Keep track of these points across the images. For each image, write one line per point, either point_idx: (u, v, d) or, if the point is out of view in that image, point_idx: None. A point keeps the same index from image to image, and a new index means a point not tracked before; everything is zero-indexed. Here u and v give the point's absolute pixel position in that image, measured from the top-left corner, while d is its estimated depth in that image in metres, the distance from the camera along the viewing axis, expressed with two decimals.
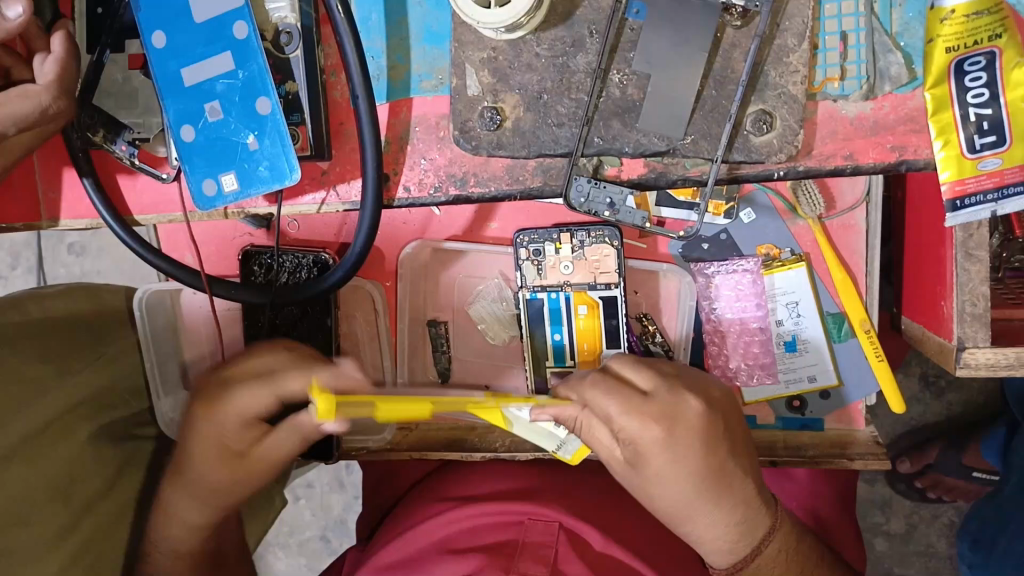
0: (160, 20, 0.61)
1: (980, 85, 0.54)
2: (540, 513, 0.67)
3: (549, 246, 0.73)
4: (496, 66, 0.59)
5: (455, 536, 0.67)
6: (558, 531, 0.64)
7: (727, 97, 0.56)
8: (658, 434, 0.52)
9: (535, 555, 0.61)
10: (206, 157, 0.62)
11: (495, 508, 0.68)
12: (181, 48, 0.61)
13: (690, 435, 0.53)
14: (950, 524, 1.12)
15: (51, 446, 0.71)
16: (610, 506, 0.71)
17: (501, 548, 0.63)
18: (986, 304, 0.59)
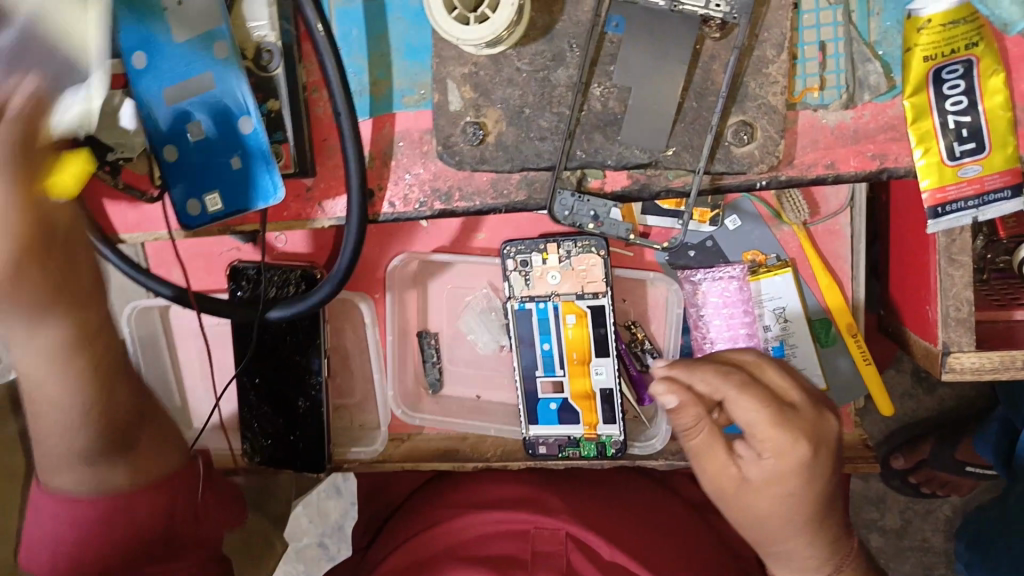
0: (137, 39, 0.60)
1: (959, 92, 0.55)
2: (545, 521, 0.68)
3: (536, 256, 0.73)
4: (477, 81, 0.59)
5: (465, 542, 0.69)
6: (565, 539, 0.67)
7: (708, 108, 0.56)
8: (801, 457, 0.50)
9: (546, 566, 0.64)
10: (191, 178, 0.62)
11: (502, 515, 0.70)
12: (161, 66, 0.60)
13: (819, 465, 0.51)
14: (946, 519, 1.12)
15: None
16: (611, 509, 0.72)
17: (511, 558, 0.65)
18: (970, 308, 0.60)
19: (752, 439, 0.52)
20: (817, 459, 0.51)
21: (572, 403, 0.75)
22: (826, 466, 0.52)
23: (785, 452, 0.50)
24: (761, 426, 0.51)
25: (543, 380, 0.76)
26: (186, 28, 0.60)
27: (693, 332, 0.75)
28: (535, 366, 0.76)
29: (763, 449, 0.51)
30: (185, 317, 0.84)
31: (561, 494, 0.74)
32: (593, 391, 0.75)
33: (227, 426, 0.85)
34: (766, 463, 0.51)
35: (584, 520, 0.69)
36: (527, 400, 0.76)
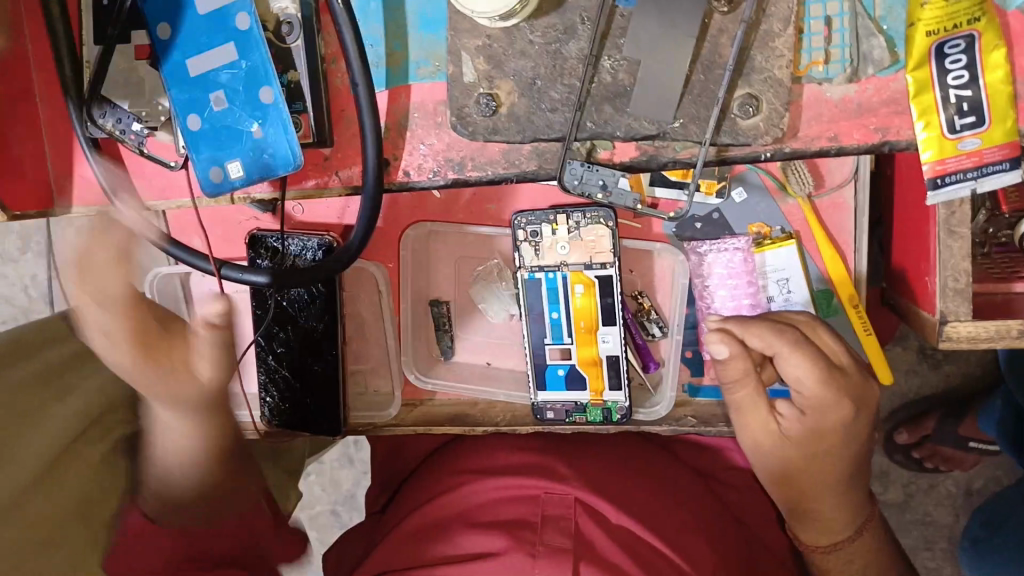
0: (165, 13, 0.63)
1: (960, 67, 0.56)
2: (555, 487, 0.70)
3: (546, 227, 0.75)
4: (491, 53, 0.61)
5: (477, 507, 0.71)
6: (574, 503, 0.68)
7: (715, 81, 0.58)
8: (839, 413, 0.62)
9: (557, 527, 0.65)
10: (213, 146, 0.64)
11: (514, 481, 0.72)
12: (187, 37, 0.63)
13: (854, 426, 0.63)
14: (948, 493, 1.14)
15: None
16: (618, 477, 0.74)
17: (524, 521, 0.67)
18: (968, 279, 0.61)
19: (800, 392, 0.63)
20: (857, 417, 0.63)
21: (580, 369, 0.77)
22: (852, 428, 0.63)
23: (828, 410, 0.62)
24: (808, 383, 0.62)
25: (552, 348, 0.78)
26: (210, 1, 0.62)
27: (698, 303, 0.77)
28: (543, 334, 0.77)
29: (813, 404, 0.62)
30: (206, 284, 0.86)
31: (571, 461, 0.75)
32: (600, 358, 0.77)
33: (247, 389, 0.85)
34: (812, 415, 0.63)
35: (594, 487, 0.71)
36: (536, 366, 0.78)
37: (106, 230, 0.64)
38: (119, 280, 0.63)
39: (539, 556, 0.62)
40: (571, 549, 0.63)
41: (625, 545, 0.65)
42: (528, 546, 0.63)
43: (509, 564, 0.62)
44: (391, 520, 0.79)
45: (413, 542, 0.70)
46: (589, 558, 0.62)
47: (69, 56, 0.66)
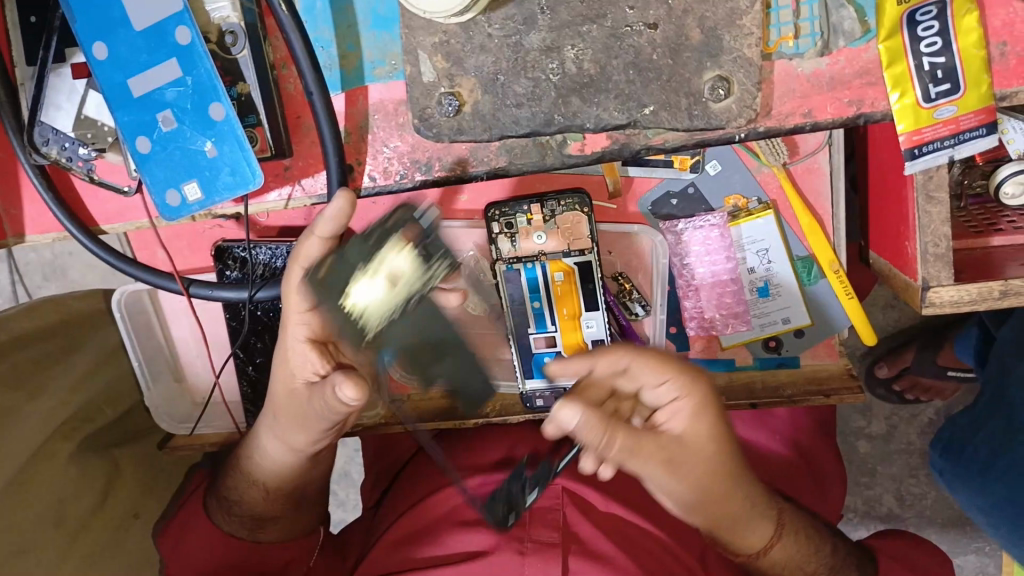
0: (97, 31, 0.59)
1: (932, 33, 0.55)
2: None
3: (521, 218, 0.74)
4: (449, 50, 0.58)
5: (465, 504, 0.71)
6: (563, 494, 0.68)
7: (683, 64, 0.56)
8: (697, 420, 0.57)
9: (545, 519, 0.66)
10: (165, 167, 0.61)
11: (501, 474, 0.71)
12: (125, 56, 0.59)
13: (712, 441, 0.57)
14: (930, 421, 1.16)
15: (44, 479, 0.73)
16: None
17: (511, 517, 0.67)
18: (949, 244, 0.60)
19: (674, 409, 0.56)
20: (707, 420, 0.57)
21: (565, 355, 0.77)
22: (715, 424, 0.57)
23: (700, 430, 0.56)
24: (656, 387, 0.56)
25: (536, 337, 0.77)
26: (145, 17, 0.59)
27: (679, 280, 0.77)
28: (527, 323, 0.77)
29: (678, 414, 0.57)
30: (178, 299, 0.85)
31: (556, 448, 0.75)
32: (586, 343, 0.76)
33: (229, 399, 0.87)
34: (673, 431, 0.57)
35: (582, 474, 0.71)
36: (523, 355, 0.78)
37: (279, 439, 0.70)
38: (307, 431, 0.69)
39: (528, 553, 0.64)
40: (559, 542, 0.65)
41: (613, 532, 0.66)
42: (517, 542, 0.65)
43: (497, 563, 0.64)
44: (382, 522, 0.79)
45: (403, 546, 0.70)
46: (578, 551, 0.64)
47: (2, 83, 0.62)
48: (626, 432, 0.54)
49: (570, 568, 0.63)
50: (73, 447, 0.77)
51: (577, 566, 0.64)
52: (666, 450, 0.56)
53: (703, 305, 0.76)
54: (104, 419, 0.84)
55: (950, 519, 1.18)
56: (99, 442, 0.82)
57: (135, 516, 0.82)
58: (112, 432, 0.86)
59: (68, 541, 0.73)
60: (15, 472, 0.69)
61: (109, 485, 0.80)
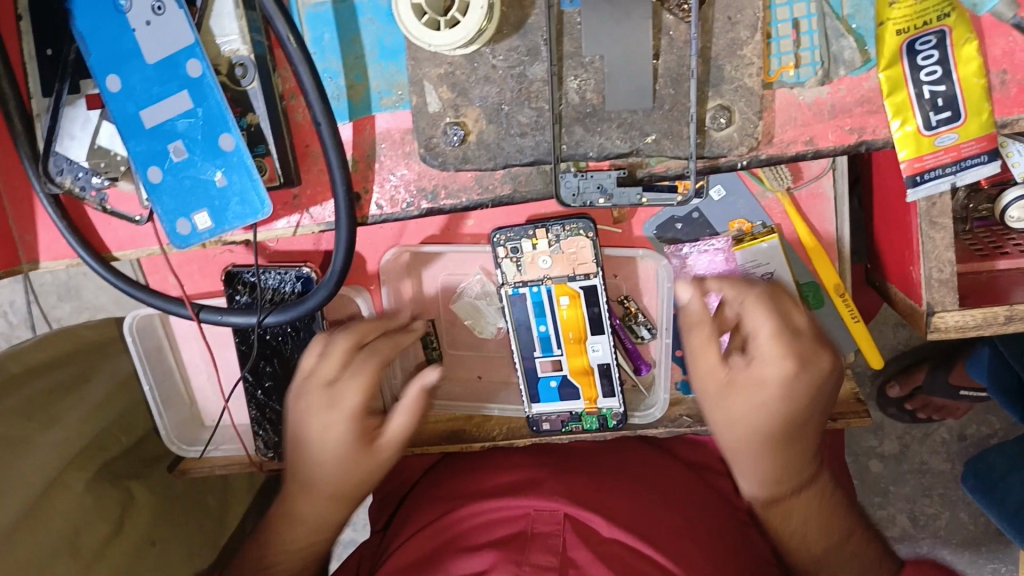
0: (110, 64, 0.60)
1: (933, 62, 0.55)
2: (544, 503, 0.70)
3: (526, 242, 0.74)
4: (454, 81, 0.59)
5: (467, 532, 0.71)
6: (563, 520, 0.69)
7: (685, 94, 0.57)
8: (788, 349, 0.58)
9: (544, 545, 0.66)
10: (177, 194, 0.62)
11: (502, 503, 0.72)
12: (138, 87, 0.61)
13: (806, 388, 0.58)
14: (943, 442, 1.15)
15: (60, 505, 0.74)
16: (609, 489, 0.74)
17: (513, 540, 0.67)
18: (953, 269, 0.60)
19: (751, 351, 0.59)
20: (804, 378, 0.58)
21: (572, 379, 0.78)
22: (807, 394, 0.58)
23: (782, 372, 0.57)
24: (766, 338, 0.58)
25: (543, 360, 0.78)
26: (157, 51, 0.60)
27: None
28: (532, 346, 0.77)
29: (759, 366, 0.59)
30: (189, 323, 0.85)
31: (559, 475, 0.76)
32: (591, 366, 0.77)
33: (237, 422, 0.88)
34: (754, 333, 0.59)
35: (582, 500, 0.71)
36: (529, 379, 0.78)
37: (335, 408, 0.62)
38: (331, 448, 0.62)
39: None
40: (556, 566, 0.64)
41: (613, 557, 0.65)
42: (514, 564, 0.64)
43: None
44: (391, 544, 0.78)
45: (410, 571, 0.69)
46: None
47: (19, 115, 0.63)
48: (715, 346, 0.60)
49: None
50: (88, 476, 0.78)
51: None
52: (740, 391, 0.59)
53: None
54: (118, 446, 0.85)
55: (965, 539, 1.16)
56: (114, 469, 0.83)
57: (151, 543, 0.83)
58: (125, 460, 0.86)
59: (83, 567, 0.73)
60: (31, 500, 0.70)
61: (123, 514, 0.81)
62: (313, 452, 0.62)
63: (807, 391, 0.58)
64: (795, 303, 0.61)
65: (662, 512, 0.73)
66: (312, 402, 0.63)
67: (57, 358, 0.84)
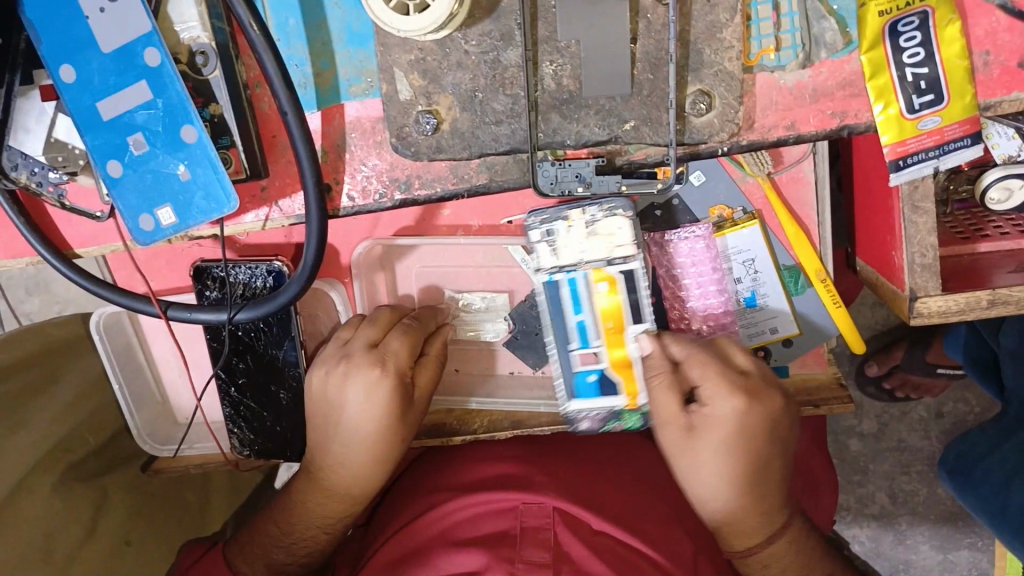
0: (63, 53, 0.57)
1: (915, 44, 0.54)
2: (531, 496, 0.69)
3: (561, 224, 0.69)
4: (426, 68, 0.57)
5: (453, 527, 0.70)
6: (553, 513, 0.68)
7: (664, 79, 0.55)
8: (742, 402, 0.64)
9: (535, 540, 0.65)
10: (139, 188, 0.60)
11: (488, 496, 0.70)
12: (92, 78, 0.58)
13: (751, 419, 0.64)
14: (921, 420, 1.15)
15: (33, 511, 0.72)
16: (594, 479, 0.73)
17: (502, 537, 0.66)
18: (936, 254, 0.58)
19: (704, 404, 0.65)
20: (748, 414, 0.64)
21: (612, 372, 0.74)
22: (757, 428, 0.64)
23: (733, 409, 0.64)
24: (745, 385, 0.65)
25: (573, 350, 0.74)
26: (111, 40, 0.57)
27: (666, 293, 0.76)
28: (569, 338, 0.74)
29: (720, 413, 0.64)
30: (157, 319, 0.83)
31: (546, 468, 0.74)
32: (632, 359, 0.73)
33: (212, 420, 0.86)
34: (713, 411, 0.64)
35: (571, 493, 0.70)
36: (568, 375, 0.74)
37: (367, 375, 0.68)
38: (365, 423, 0.68)
39: (518, 574, 0.62)
40: (550, 563, 0.63)
41: (603, 550, 0.65)
42: (507, 563, 0.63)
43: None
44: (374, 541, 0.77)
45: (400, 566, 0.68)
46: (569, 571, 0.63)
47: None
48: (669, 395, 0.66)
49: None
50: (59, 480, 0.76)
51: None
52: (699, 443, 0.64)
53: (689, 317, 0.76)
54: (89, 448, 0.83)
55: (943, 515, 1.17)
56: (85, 472, 0.81)
57: (126, 543, 0.80)
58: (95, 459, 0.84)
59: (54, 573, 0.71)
60: None
61: (94, 516, 0.79)
62: (349, 428, 0.68)
63: (763, 424, 0.64)
64: (744, 356, 0.68)
65: (646, 501, 0.73)
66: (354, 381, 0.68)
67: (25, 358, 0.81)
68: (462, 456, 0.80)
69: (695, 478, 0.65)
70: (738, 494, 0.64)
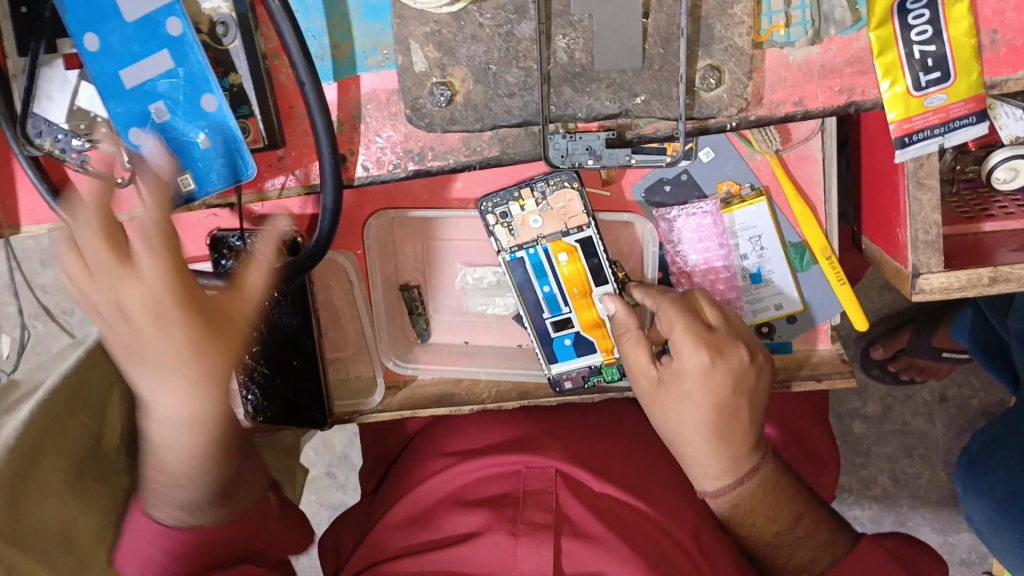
0: (85, 22, 0.59)
1: (924, 21, 0.55)
2: (535, 460, 0.71)
3: (514, 205, 0.74)
4: (441, 40, 0.58)
5: (461, 488, 0.72)
6: (556, 477, 0.69)
7: (674, 54, 0.56)
8: (710, 361, 0.66)
9: (537, 502, 0.67)
10: (165, 154, 0.61)
11: (493, 459, 0.72)
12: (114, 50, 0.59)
13: (718, 374, 0.66)
14: (925, 402, 1.16)
15: None
16: (602, 447, 0.74)
17: (506, 500, 0.68)
18: (939, 231, 0.59)
19: (677, 359, 0.67)
20: (714, 370, 0.66)
21: (585, 334, 0.77)
22: (726, 382, 0.66)
23: (697, 364, 0.66)
24: (715, 342, 0.66)
25: (551, 320, 0.77)
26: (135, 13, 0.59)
27: (673, 267, 0.77)
28: (540, 308, 0.77)
29: (688, 368, 0.66)
30: None
31: (550, 433, 0.76)
32: (602, 318, 0.76)
33: None
34: (680, 364, 0.67)
35: (574, 457, 0.72)
36: (543, 341, 0.78)
37: None
38: None
39: (520, 534, 0.64)
40: (552, 524, 0.66)
41: (604, 512, 0.67)
42: (509, 523, 0.66)
43: (490, 546, 0.64)
44: (384, 503, 0.79)
45: (409, 528, 0.71)
46: (571, 532, 0.65)
47: None
48: (641, 350, 0.69)
49: (564, 550, 0.64)
50: None
51: (569, 546, 0.64)
52: (669, 392, 0.67)
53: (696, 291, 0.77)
54: None
55: (943, 497, 1.18)
56: None
57: None
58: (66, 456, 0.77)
59: None
60: None
61: None
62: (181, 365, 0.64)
63: (729, 381, 0.66)
64: (717, 311, 0.69)
65: (649, 468, 0.74)
66: (151, 374, 0.54)
67: None
68: (469, 426, 0.81)
69: (669, 423, 0.68)
70: (709, 442, 0.67)
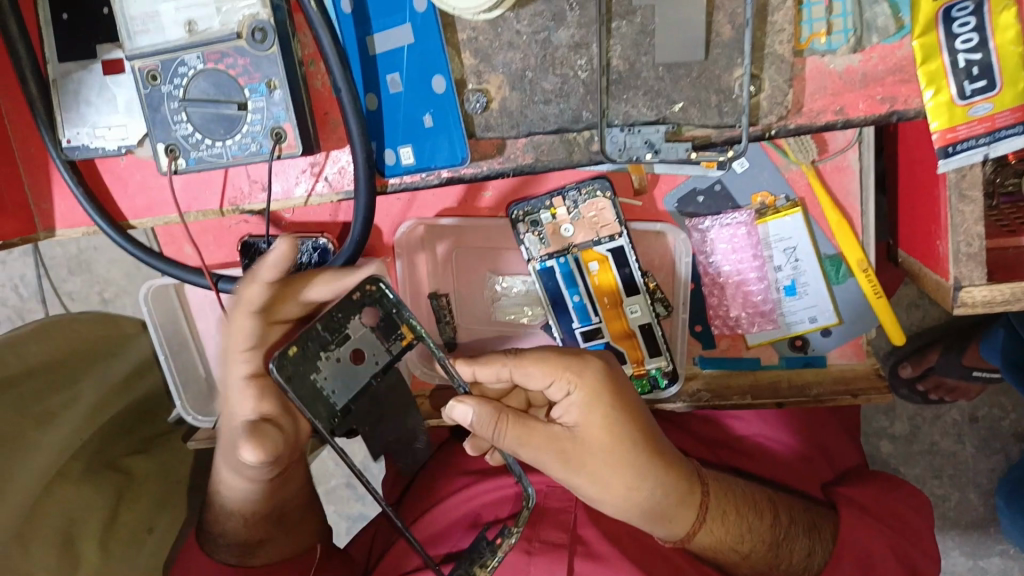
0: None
1: (969, 29, 0.54)
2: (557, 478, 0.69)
3: (544, 213, 0.75)
4: (477, 47, 0.59)
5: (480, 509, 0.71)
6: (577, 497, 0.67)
7: (715, 61, 0.56)
8: (606, 409, 0.55)
9: (554, 521, 0.66)
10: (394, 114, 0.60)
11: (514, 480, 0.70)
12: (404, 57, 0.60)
13: (601, 405, 0.55)
14: (955, 423, 1.14)
15: (72, 483, 0.72)
16: None
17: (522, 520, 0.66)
18: (982, 243, 0.57)
19: (568, 403, 0.56)
20: (610, 396, 0.56)
21: (615, 344, 0.76)
22: (606, 416, 0.55)
23: (589, 383, 0.55)
24: (575, 415, 0.56)
25: (580, 331, 0.76)
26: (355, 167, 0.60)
27: (705, 280, 0.77)
28: (569, 316, 0.76)
29: (580, 423, 0.56)
30: (202, 293, 0.83)
31: None
32: (632, 330, 0.76)
33: None
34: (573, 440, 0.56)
35: None
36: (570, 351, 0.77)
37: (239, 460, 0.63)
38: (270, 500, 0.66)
39: (534, 552, 0.63)
40: (569, 544, 0.64)
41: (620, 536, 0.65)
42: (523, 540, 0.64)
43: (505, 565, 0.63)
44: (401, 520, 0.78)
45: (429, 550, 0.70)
46: (585, 553, 0.63)
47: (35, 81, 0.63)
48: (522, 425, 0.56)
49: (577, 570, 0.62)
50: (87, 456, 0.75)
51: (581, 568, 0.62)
52: (561, 449, 0.55)
53: (727, 303, 0.76)
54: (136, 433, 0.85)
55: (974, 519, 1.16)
56: (132, 441, 0.83)
57: (149, 531, 0.75)
58: (94, 447, 0.77)
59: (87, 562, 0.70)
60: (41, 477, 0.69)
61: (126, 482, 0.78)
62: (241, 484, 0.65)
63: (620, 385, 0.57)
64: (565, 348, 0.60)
65: None
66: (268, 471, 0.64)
67: (82, 347, 0.85)
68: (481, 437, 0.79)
69: (582, 462, 0.56)
70: (630, 488, 0.56)
